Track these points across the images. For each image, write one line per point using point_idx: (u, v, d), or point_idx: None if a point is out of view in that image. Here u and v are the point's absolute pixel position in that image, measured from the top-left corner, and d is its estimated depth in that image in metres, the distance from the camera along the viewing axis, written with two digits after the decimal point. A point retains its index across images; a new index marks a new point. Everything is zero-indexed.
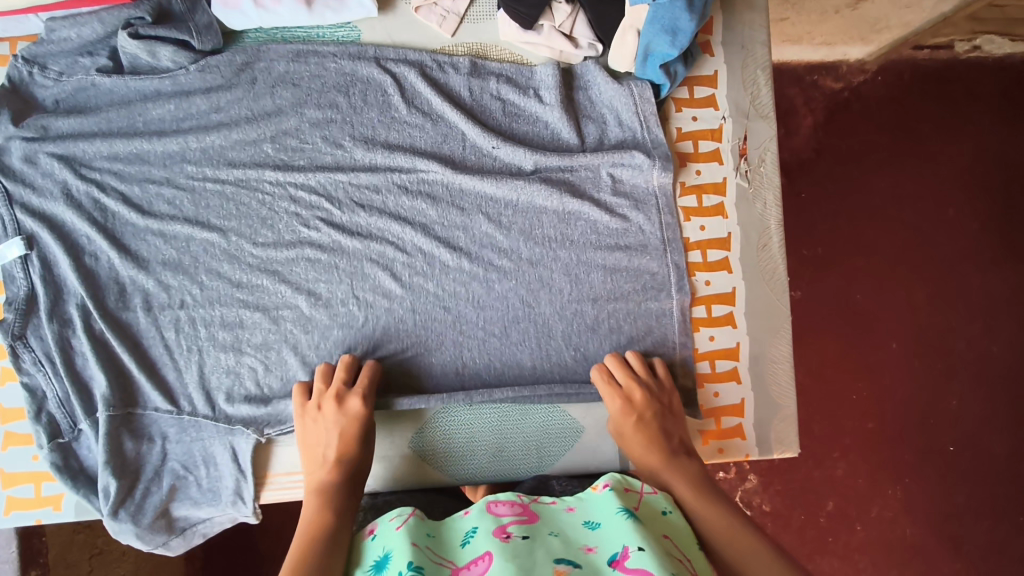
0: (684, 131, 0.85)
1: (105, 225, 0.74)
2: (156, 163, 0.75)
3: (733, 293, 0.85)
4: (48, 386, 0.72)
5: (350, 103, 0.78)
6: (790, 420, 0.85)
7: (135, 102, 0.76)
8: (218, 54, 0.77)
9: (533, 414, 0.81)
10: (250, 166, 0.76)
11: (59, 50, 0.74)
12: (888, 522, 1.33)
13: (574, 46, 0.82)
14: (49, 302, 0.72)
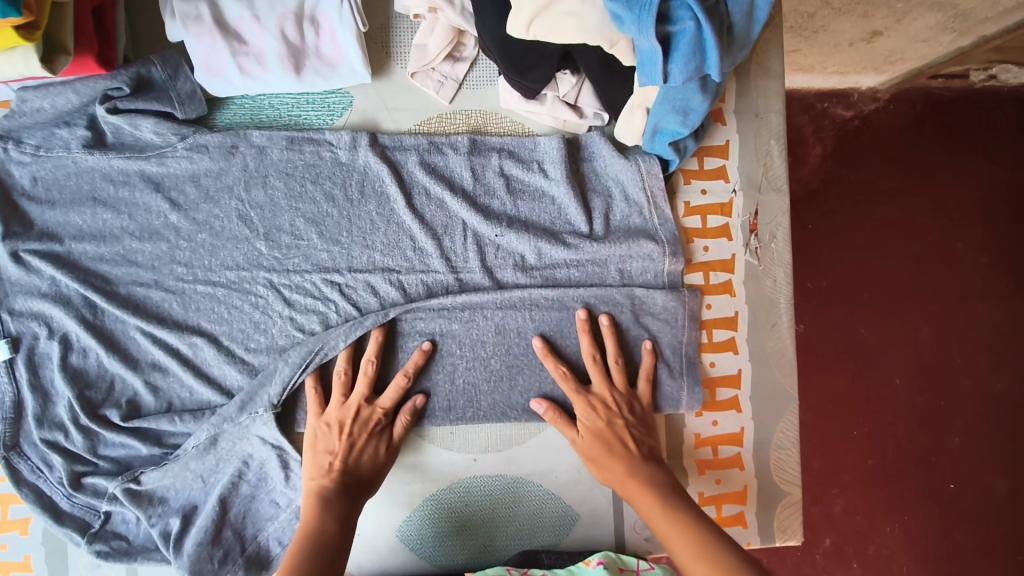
0: (691, 205, 0.81)
1: (94, 321, 0.70)
2: (133, 238, 0.71)
3: (739, 374, 0.82)
4: (53, 491, 0.69)
5: (347, 196, 0.74)
6: (794, 509, 0.82)
7: (121, 183, 0.72)
8: (210, 134, 0.73)
9: (528, 497, 0.78)
10: (243, 266, 0.72)
11: (34, 122, 0.69)
12: (885, 560, 1.30)
13: (578, 116, 0.78)
14: (37, 407, 0.69)
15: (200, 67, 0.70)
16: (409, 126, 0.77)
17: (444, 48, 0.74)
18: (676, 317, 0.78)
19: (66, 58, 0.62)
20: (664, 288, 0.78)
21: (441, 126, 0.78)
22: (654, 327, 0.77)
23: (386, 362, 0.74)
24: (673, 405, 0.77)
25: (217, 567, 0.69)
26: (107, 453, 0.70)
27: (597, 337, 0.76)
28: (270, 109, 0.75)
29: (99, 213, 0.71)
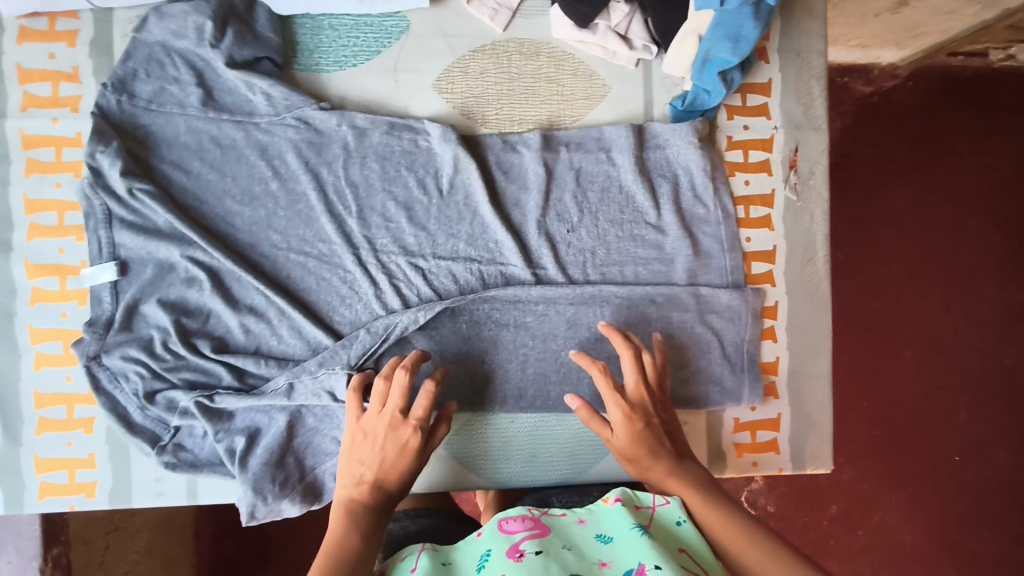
0: (734, 139, 0.83)
1: (177, 238, 0.74)
2: (209, 164, 0.75)
3: (776, 306, 0.84)
4: (127, 402, 0.72)
5: (437, 187, 0.78)
6: (824, 434, 0.85)
7: (207, 121, 0.74)
8: (319, 110, 0.76)
9: (570, 422, 0.81)
10: (335, 241, 0.76)
11: (147, 76, 0.73)
12: (890, 528, 1.30)
13: (628, 48, 0.79)
14: (125, 318, 0.73)
15: None
16: (464, 51, 0.78)
17: None
18: (739, 316, 0.82)
19: None
20: (729, 287, 0.82)
21: (494, 54, 0.79)
22: (718, 326, 0.82)
23: (463, 348, 0.79)
24: (734, 401, 0.82)
25: (277, 489, 0.73)
26: (184, 375, 0.73)
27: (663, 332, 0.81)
28: (329, 31, 0.77)
29: (177, 143, 0.74)
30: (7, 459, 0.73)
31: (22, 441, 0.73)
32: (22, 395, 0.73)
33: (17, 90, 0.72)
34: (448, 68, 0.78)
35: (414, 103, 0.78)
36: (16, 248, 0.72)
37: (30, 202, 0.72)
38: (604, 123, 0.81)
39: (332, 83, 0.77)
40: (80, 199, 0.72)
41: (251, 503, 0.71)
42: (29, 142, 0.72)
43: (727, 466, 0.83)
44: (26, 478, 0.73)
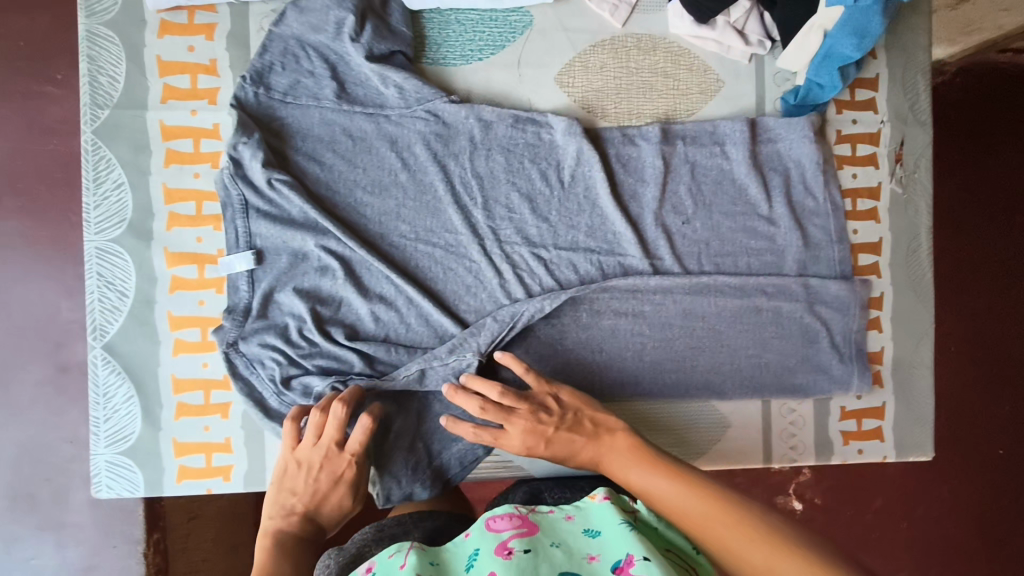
0: (843, 133, 0.85)
1: (312, 228, 0.75)
2: (341, 156, 0.76)
3: (881, 297, 0.86)
4: (264, 388, 0.73)
5: (559, 179, 0.80)
6: (926, 421, 0.87)
7: (341, 113, 0.76)
8: (449, 103, 0.77)
9: (685, 407, 0.84)
10: (461, 231, 0.78)
11: (283, 68, 0.74)
12: (932, 521, 1.18)
13: (745, 43, 0.81)
14: (261, 305, 0.74)
15: None
16: (585, 46, 0.80)
17: None
18: (847, 306, 0.84)
19: None
20: (838, 277, 0.84)
21: (614, 49, 0.81)
22: (826, 316, 0.84)
23: (583, 336, 0.81)
24: (842, 389, 0.84)
25: (409, 473, 0.75)
26: (319, 360, 0.74)
27: (774, 321, 0.83)
28: (456, 25, 0.79)
29: (311, 135, 0.75)
30: (147, 442, 0.75)
31: (161, 425, 0.75)
32: (161, 380, 0.75)
33: (156, 81, 0.73)
34: (569, 63, 0.80)
35: (536, 96, 0.80)
36: (155, 238, 0.74)
37: (169, 192, 0.74)
38: (719, 117, 0.83)
39: (458, 79, 0.79)
40: (218, 187, 0.73)
41: (386, 487, 0.74)
42: (167, 133, 0.73)
43: (833, 454, 0.86)
44: (165, 461, 0.75)
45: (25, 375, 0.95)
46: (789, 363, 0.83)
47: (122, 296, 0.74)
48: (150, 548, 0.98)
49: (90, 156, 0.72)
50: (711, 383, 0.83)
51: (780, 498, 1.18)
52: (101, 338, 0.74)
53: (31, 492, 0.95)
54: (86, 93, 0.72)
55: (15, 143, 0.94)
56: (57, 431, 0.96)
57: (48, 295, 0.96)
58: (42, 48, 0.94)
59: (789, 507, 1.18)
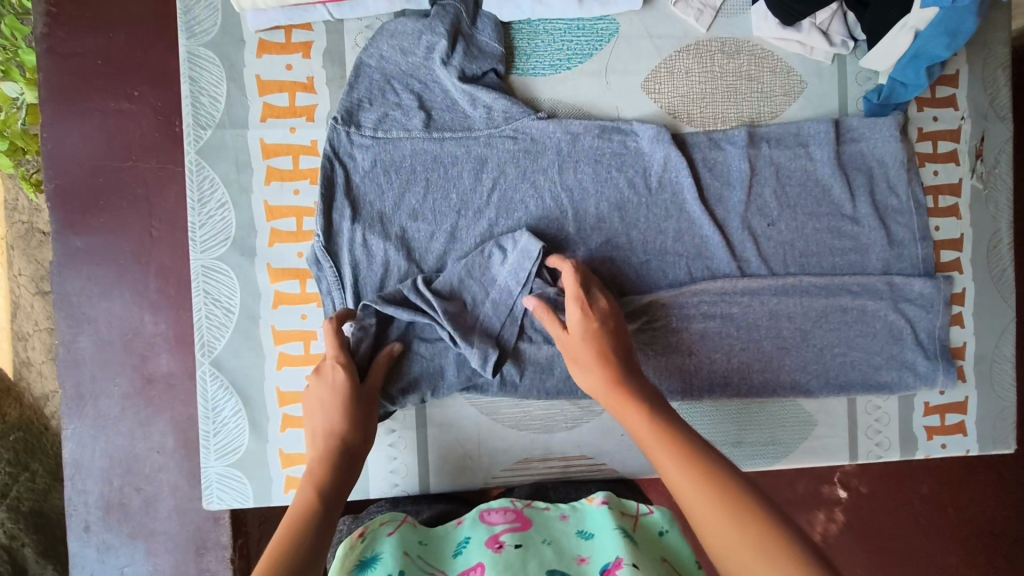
0: (925, 131, 0.86)
1: (410, 251, 0.76)
2: (437, 174, 0.76)
3: (964, 292, 0.86)
4: None
5: (644, 187, 0.80)
6: (1010, 415, 0.86)
7: (430, 141, 0.76)
8: (536, 119, 0.78)
9: (772, 406, 0.84)
10: (552, 248, 0.78)
11: (371, 106, 0.75)
12: (981, 505, 1.10)
13: (829, 44, 0.82)
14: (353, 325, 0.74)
15: None
16: (669, 52, 0.82)
17: None
18: (933, 303, 0.83)
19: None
20: (922, 275, 0.83)
21: (698, 55, 0.82)
22: (911, 314, 0.82)
23: (672, 344, 0.80)
24: (927, 384, 0.83)
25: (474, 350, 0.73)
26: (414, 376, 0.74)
27: (859, 320, 0.82)
28: (544, 35, 0.81)
29: (398, 171, 0.76)
30: (255, 455, 0.76)
31: (268, 437, 0.76)
32: (267, 394, 0.76)
33: (257, 100, 0.76)
34: (655, 69, 0.82)
35: (624, 103, 0.82)
36: (259, 254, 0.76)
37: (270, 209, 0.76)
38: (803, 118, 0.83)
39: (541, 98, 0.81)
40: (311, 267, 0.75)
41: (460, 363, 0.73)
42: (267, 151, 0.76)
43: (917, 449, 0.86)
44: (272, 472, 0.76)
45: (113, 387, 0.98)
46: (876, 361, 0.82)
47: (227, 312, 0.76)
48: (237, 553, 0.96)
49: (194, 176, 0.75)
50: (797, 382, 0.82)
51: (824, 487, 1.09)
52: (208, 354, 0.76)
53: (122, 500, 0.97)
54: (189, 114, 0.75)
55: (97, 162, 0.97)
56: (145, 441, 0.97)
57: (131, 307, 0.98)
58: (119, 68, 0.97)
59: (834, 496, 1.09)
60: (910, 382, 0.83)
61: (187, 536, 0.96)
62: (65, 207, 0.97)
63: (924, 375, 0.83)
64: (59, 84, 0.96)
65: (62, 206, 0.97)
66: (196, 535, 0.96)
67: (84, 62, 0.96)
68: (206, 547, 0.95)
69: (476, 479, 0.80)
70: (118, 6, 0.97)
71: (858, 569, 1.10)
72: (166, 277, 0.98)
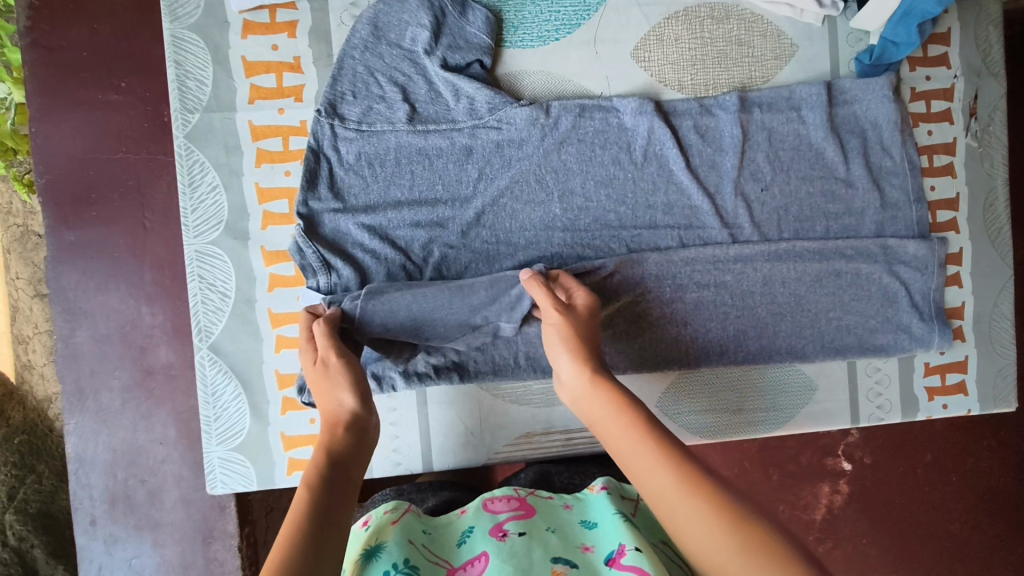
0: (917, 91, 0.85)
1: (396, 245, 0.76)
2: (422, 163, 0.76)
3: (960, 252, 0.85)
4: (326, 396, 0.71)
5: (632, 160, 0.79)
6: (1009, 373, 0.86)
7: (414, 134, 0.76)
8: (520, 107, 0.77)
9: (771, 371, 0.84)
10: (540, 227, 0.78)
11: (355, 99, 0.75)
12: (982, 473, 1.10)
13: (818, 5, 0.81)
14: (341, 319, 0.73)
15: None
16: (658, 19, 0.81)
17: None
18: (928, 265, 0.82)
19: None
20: (916, 237, 0.82)
21: (687, 20, 0.82)
22: (907, 275, 0.82)
23: (668, 313, 0.80)
24: (923, 347, 0.83)
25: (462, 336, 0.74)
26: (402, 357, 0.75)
27: (855, 284, 0.82)
28: (531, 6, 0.80)
29: (383, 166, 0.76)
30: (257, 439, 0.75)
31: (269, 421, 0.75)
32: (266, 377, 0.76)
33: (244, 82, 0.75)
34: (644, 37, 0.81)
35: (613, 73, 0.81)
36: (252, 237, 0.75)
37: (262, 191, 0.75)
38: (794, 82, 0.83)
39: (528, 86, 0.80)
40: (291, 252, 0.73)
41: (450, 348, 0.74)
42: (257, 133, 0.75)
43: (918, 411, 0.86)
44: (274, 454, 0.76)
45: (113, 380, 0.97)
46: (872, 325, 0.82)
47: (223, 297, 0.75)
48: (244, 541, 0.96)
49: (184, 160, 0.74)
50: (793, 347, 0.82)
51: (828, 459, 1.10)
52: (205, 339, 0.75)
53: (127, 493, 0.97)
54: (176, 99, 0.74)
55: (87, 154, 0.96)
56: (147, 433, 0.97)
57: (127, 300, 0.97)
58: (105, 59, 0.96)
59: (839, 469, 1.10)
60: (907, 344, 0.83)
61: (194, 526, 0.96)
62: (57, 201, 0.96)
63: (922, 337, 0.83)
64: (45, 77, 0.96)
65: (54, 200, 0.96)
66: (202, 524, 0.96)
67: (69, 54, 0.96)
68: (213, 536, 0.95)
69: (476, 457, 0.80)
70: None
71: (864, 539, 1.10)
72: (161, 268, 0.97)
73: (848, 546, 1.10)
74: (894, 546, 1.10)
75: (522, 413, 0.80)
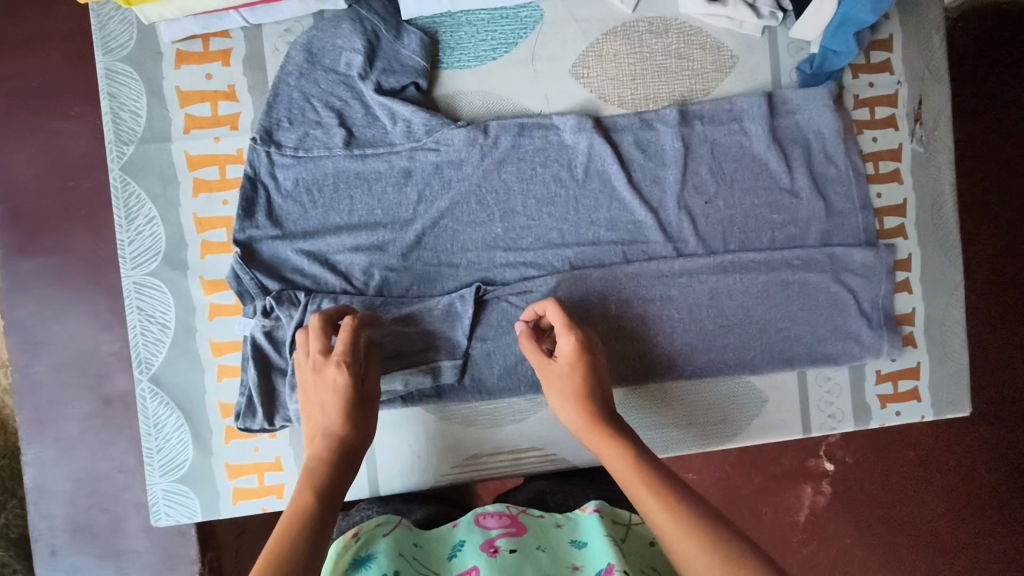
0: (860, 98, 0.84)
1: (336, 267, 0.76)
2: (362, 187, 0.76)
3: (909, 258, 0.85)
4: (255, 421, 0.73)
5: (573, 177, 0.79)
6: (963, 377, 0.85)
7: (352, 159, 0.76)
8: (457, 128, 0.77)
9: (723, 385, 0.83)
10: (482, 248, 0.78)
11: (291, 125, 0.75)
12: (970, 469, 1.09)
13: (757, 16, 0.80)
14: (274, 346, 0.74)
15: None
16: (596, 35, 0.80)
17: None
18: (874, 272, 0.82)
19: None
20: (862, 245, 0.82)
21: (626, 36, 0.81)
22: (854, 284, 0.82)
23: (614, 329, 0.80)
24: (873, 355, 0.83)
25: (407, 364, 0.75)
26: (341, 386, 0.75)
27: (801, 294, 0.81)
28: (467, 26, 0.79)
29: (322, 192, 0.76)
30: (200, 469, 0.75)
31: (212, 451, 0.75)
32: (209, 407, 0.75)
33: (178, 112, 0.75)
34: (583, 54, 0.80)
35: (552, 91, 0.80)
36: (190, 267, 0.75)
37: (200, 221, 0.75)
38: (734, 94, 0.82)
39: (466, 106, 0.80)
40: (229, 279, 0.73)
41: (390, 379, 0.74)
42: (194, 163, 0.75)
43: (871, 418, 0.85)
44: (217, 484, 0.75)
45: (73, 410, 0.96)
46: (821, 335, 0.82)
47: (163, 328, 0.75)
48: (207, 567, 0.96)
49: (120, 193, 0.74)
50: (742, 359, 0.81)
51: (810, 460, 1.10)
52: (146, 371, 0.75)
53: (90, 523, 0.95)
54: (110, 131, 0.74)
55: (38, 184, 0.95)
56: (107, 461, 0.96)
57: (83, 328, 0.96)
58: (53, 88, 0.96)
59: (821, 469, 1.10)
60: (855, 353, 0.82)
61: (156, 554, 0.95)
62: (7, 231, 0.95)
63: (873, 345, 0.82)
64: None
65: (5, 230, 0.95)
66: (164, 552, 0.95)
67: (17, 84, 0.95)
68: (176, 563, 0.95)
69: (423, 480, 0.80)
70: (50, 26, 0.96)
71: (848, 539, 1.09)
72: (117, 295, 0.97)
73: (832, 547, 1.09)
74: (881, 545, 1.09)
75: (468, 434, 0.79)
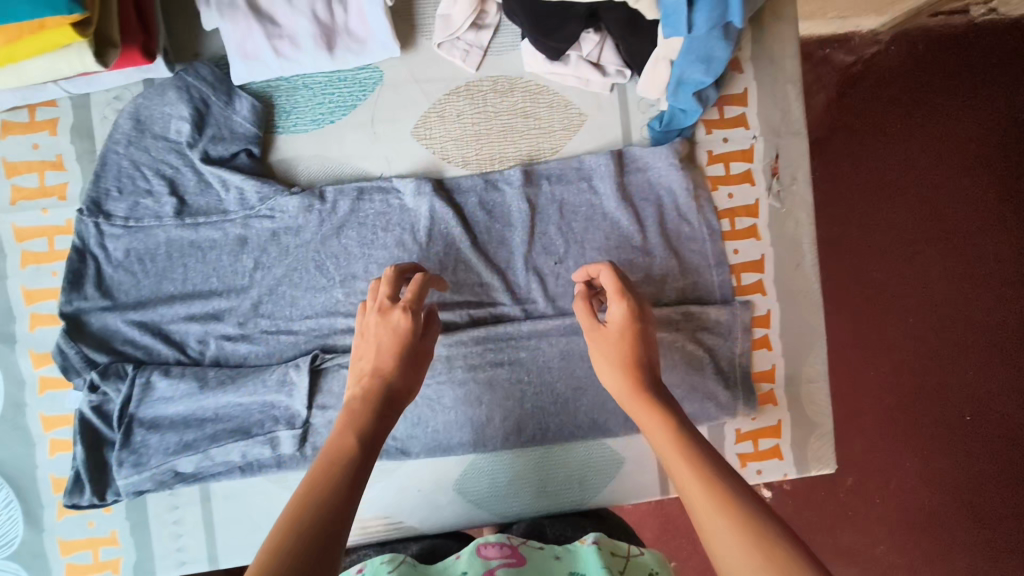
0: (714, 153, 0.83)
1: (169, 337, 0.75)
2: (196, 256, 0.75)
3: (767, 314, 0.84)
4: (82, 495, 0.71)
5: (417, 240, 0.78)
6: (824, 437, 0.84)
7: (184, 228, 0.75)
8: (292, 195, 0.76)
9: (576, 447, 0.82)
10: (322, 314, 0.76)
11: (120, 195, 0.74)
12: (908, 493, 1.05)
13: (602, 75, 0.79)
14: (103, 419, 0.73)
15: (237, 54, 0.74)
16: (438, 95, 0.80)
17: (468, 16, 0.76)
18: (731, 330, 0.81)
19: (116, 52, 0.65)
20: (718, 303, 0.81)
21: (469, 96, 0.80)
22: (711, 342, 0.80)
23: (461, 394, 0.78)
24: (730, 414, 0.81)
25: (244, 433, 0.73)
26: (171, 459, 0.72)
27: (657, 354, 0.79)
28: (304, 90, 0.79)
29: (154, 261, 0.75)
30: (31, 546, 0.74)
31: (44, 527, 0.74)
32: (41, 482, 0.74)
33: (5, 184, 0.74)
34: (424, 115, 0.80)
35: (394, 153, 0.80)
36: (20, 340, 0.74)
37: (28, 293, 0.74)
38: (582, 152, 0.82)
39: (305, 170, 0.79)
40: (54, 354, 0.72)
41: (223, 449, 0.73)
42: (22, 234, 0.74)
43: None
44: (49, 562, 0.74)
45: None
46: (680, 395, 0.80)
47: None
48: None
49: None
50: (595, 422, 0.80)
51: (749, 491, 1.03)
52: None
53: None
54: None
55: None
56: None
57: None
58: None
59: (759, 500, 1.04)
60: (714, 414, 0.81)
61: None
62: None
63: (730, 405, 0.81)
64: None
65: None
66: None
67: None
68: None
69: None
70: None
71: None
72: None
73: None
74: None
75: None
